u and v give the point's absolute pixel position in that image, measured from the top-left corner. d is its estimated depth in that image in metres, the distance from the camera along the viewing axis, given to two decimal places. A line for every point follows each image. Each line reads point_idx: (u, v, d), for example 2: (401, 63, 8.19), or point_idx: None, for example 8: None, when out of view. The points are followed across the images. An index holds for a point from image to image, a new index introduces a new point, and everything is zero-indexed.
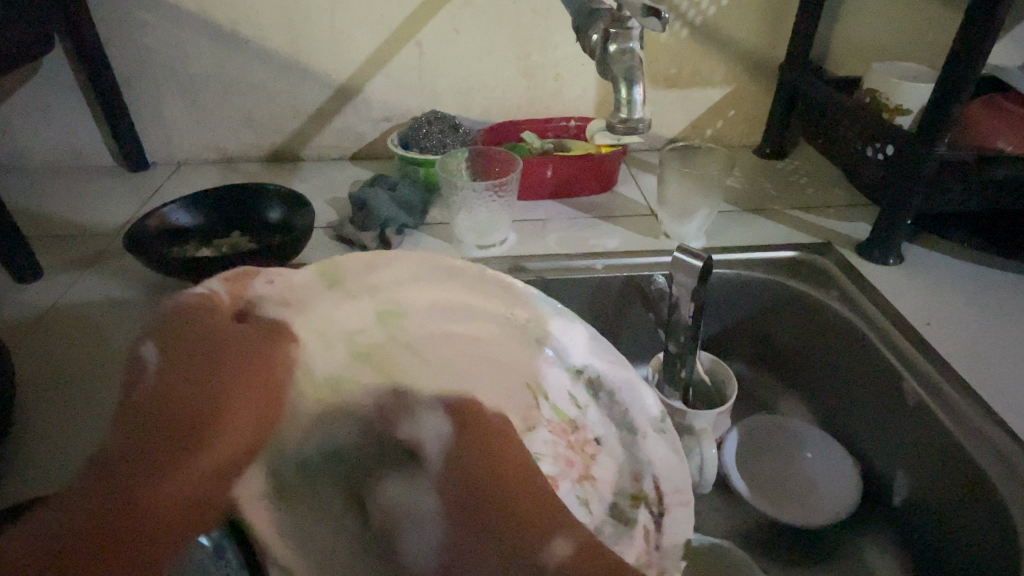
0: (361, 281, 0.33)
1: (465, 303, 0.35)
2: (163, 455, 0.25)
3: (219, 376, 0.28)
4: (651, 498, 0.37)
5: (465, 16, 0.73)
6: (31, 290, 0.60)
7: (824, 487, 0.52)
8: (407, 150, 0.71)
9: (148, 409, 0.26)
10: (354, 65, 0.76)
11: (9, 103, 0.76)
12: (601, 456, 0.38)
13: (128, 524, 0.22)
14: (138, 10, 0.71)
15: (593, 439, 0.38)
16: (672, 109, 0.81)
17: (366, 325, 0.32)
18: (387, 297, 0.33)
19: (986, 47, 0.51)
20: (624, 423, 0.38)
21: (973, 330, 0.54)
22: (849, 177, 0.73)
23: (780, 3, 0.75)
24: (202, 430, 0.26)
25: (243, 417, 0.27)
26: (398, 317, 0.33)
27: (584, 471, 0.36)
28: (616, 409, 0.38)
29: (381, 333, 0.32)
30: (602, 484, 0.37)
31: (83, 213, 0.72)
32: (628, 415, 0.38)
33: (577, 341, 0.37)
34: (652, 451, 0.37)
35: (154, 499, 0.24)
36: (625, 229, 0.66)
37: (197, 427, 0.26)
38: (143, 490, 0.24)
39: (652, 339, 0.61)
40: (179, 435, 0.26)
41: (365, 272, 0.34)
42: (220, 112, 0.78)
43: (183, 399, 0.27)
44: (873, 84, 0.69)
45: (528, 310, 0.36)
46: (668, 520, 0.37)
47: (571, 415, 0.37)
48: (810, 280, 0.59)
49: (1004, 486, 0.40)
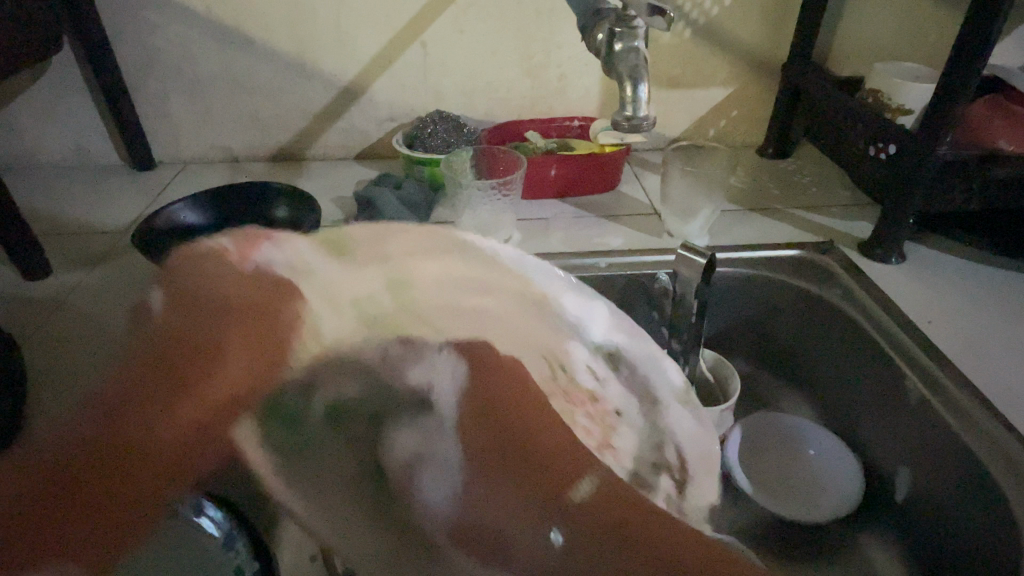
0: (371, 247, 0.36)
1: (476, 277, 0.36)
2: (153, 387, 0.28)
3: (210, 315, 0.30)
4: (674, 466, 0.34)
5: (470, 16, 0.74)
6: (40, 288, 0.61)
7: (828, 485, 0.53)
8: (412, 150, 0.71)
9: (146, 345, 0.29)
10: (360, 65, 0.76)
11: (16, 103, 0.77)
12: (623, 427, 0.35)
13: (125, 452, 0.26)
14: (145, 10, 0.72)
15: (613, 410, 0.35)
16: (675, 108, 0.82)
17: (367, 291, 0.33)
18: (391, 258, 0.35)
19: (987, 47, 0.51)
20: (645, 395, 0.37)
21: (976, 328, 0.55)
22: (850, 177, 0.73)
23: (783, 4, 0.76)
24: (194, 369, 0.28)
25: (236, 352, 0.29)
26: (408, 284, 0.34)
27: (607, 440, 0.33)
28: (636, 380, 0.37)
29: (392, 298, 0.33)
30: (624, 453, 0.34)
31: (91, 211, 0.73)
32: (653, 390, 0.37)
33: (598, 313, 0.38)
34: (674, 422, 0.36)
35: (150, 431, 0.27)
36: (629, 228, 0.67)
37: (186, 365, 0.28)
38: (141, 416, 0.27)
39: (656, 337, 0.61)
40: (167, 370, 0.28)
41: (376, 240, 0.36)
42: (226, 111, 0.79)
43: (178, 338, 0.29)
44: (876, 85, 0.69)
45: (534, 280, 0.37)
46: (692, 486, 0.34)
47: (590, 385, 0.35)
48: (813, 278, 0.59)
49: (1005, 481, 0.40)
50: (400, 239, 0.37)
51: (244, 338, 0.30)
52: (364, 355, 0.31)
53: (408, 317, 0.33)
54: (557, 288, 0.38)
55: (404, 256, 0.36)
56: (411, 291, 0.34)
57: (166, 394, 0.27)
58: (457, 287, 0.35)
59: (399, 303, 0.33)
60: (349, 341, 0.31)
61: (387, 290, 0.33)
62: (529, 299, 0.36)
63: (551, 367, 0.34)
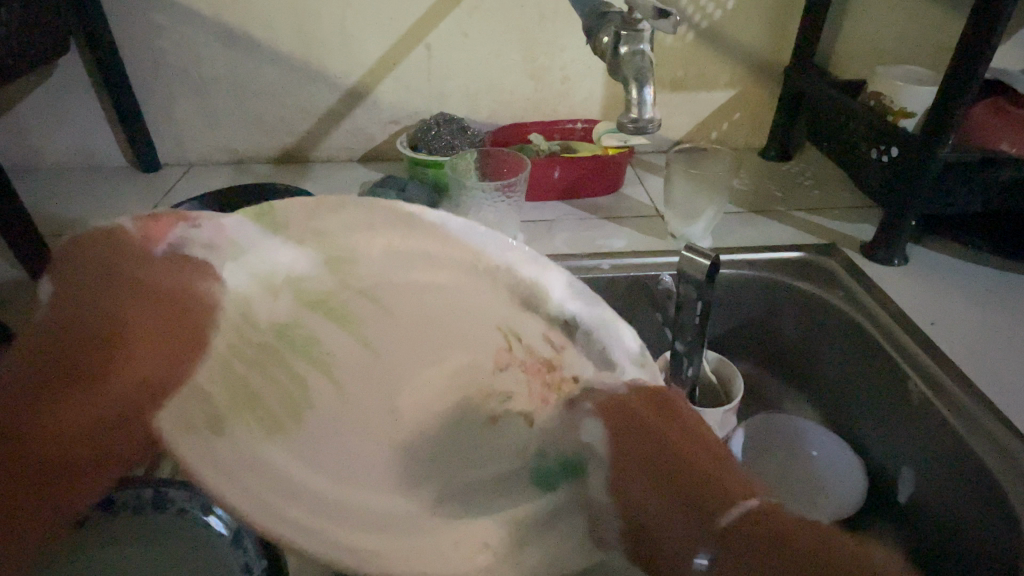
0: (307, 223, 0.40)
1: (418, 253, 0.42)
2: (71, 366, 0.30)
3: (132, 300, 0.33)
4: None
5: (474, 19, 0.74)
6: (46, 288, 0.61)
7: (831, 487, 0.53)
8: (416, 151, 0.72)
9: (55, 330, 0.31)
10: (364, 68, 0.77)
11: (22, 104, 0.77)
12: (577, 394, 0.43)
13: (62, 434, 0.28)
14: (151, 13, 0.72)
15: (572, 375, 0.42)
16: (678, 111, 0.82)
17: (307, 278, 0.41)
18: (324, 234, 0.41)
19: (990, 50, 0.52)
20: (603, 359, 0.41)
21: (978, 329, 0.55)
22: (852, 179, 0.73)
23: (785, 7, 0.76)
24: (123, 346, 0.32)
25: (169, 342, 0.33)
26: (349, 262, 0.42)
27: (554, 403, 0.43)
28: (594, 349, 0.41)
29: (332, 278, 0.42)
30: None
31: (96, 212, 0.73)
32: (610, 354, 0.41)
33: (555, 285, 0.43)
34: (631, 382, 0.39)
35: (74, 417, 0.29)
36: (632, 230, 0.67)
37: (111, 340, 0.31)
38: (72, 400, 0.29)
39: (659, 338, 0.62)
40: (93, 346, 0.31)
41: (312, 215, 0.40)
42: (231, 114, 0.79)
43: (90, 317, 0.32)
44: (878, 87, 0.69)
45: (476, 256, 0.42)
46: None
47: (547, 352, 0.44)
48: (816, 280, 0.59)
49: (1007, 481, 0.41)
50: (344, 215, 0.41)
51: (162, 336, 0.33)
52: (311, 331, 0.42)
53: (356, 297, 0.43)
54: (511, 259, 0.42)
55: (341, 235, 0.42)
56: (347, 272, 0.42)
57: (85, 391, 0.30)
58: (404, 268, 0.43)
59: (340, 282, 0.43)
60: (288, 321, 0.41)
61: (331, 274, 0.42)
62: (473, 277, 0.43)
63: (508, 340, 0.45)
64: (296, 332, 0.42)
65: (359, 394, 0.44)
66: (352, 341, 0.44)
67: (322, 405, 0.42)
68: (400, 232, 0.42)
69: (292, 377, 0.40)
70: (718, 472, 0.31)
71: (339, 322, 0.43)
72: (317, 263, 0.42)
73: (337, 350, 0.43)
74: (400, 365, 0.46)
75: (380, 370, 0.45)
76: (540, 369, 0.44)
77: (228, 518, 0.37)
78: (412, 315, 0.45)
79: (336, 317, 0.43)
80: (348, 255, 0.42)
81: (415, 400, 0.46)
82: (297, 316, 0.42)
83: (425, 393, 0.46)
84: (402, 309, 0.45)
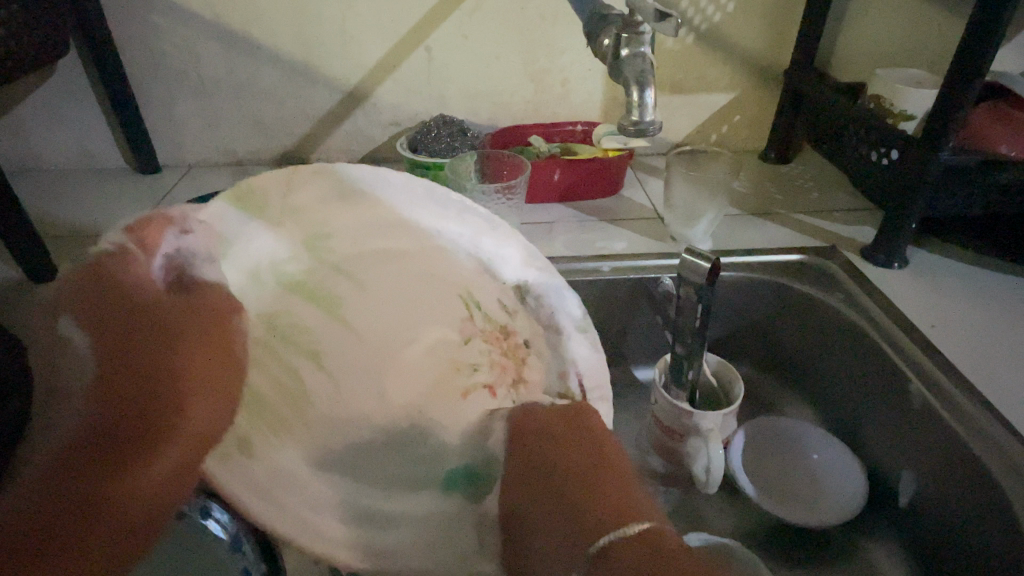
0: (280, 199, 0.38)
1: (388, 220, 0.41)
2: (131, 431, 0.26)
3: (162, 352, 0.28)
4: (575, 396, 0.44)
5: (474, 21, 0.74)
6: (45, 290, 0.61)
7: (831, 489, 0.52)
8: (416, 154, 0.72)
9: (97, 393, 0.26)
10: (364, 70, 0.77)
11: (22, 106, 0.77)
12: (533, 359, 0.45)
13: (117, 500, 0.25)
14: (151, 14, 0.72)
15: (523, 344, 0.46)
16: (678, 114, 0.82)
17: (313, 245, 0.39)
18: (296, 210, 0.39)
19: (989, 54, 0.52)
20: (550, 324, 0.47)
21: (978, 331, 0.55)
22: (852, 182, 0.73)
23: (785, 10, 0.76)
24: (162, 411, 0.27)
25: (208, 395, 0.29)
26: (326, 239, 0.39)
27: (518, 372, 0.43)
28: (543, 311, 0.47)
29: (310, 258, 0.38)
30: (536, 385, 0.44)
31: (96, 214, 0.73)
32: (558, 320, 0.47)
33: (512, 255, 0.46)
34: (575, 351, 0.46)
35: (130, 491, 0.25)
36: (632, 232, 0.67)
37: (154, 407, 0.27)
38: (118, 469, 0.25)
39: (659, 341, 0.61)
40: (138, 418, 0.26)
41: (284, 190, 0.38)
42: (232, 116, 0.79)
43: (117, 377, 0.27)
44: (878, 90, 0.69)
45: (456, 224, 0.44)
46: (595, 410, 0.44)
47: (501, 321, 0.45)
48: (816, 283, 0.59)
49: (1008, 484, 0.41)
50: (307, 191, 0.39)
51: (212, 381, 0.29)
52: (298, 321, 0.36)
53: (330, 274, 0.38)
54: (477, 229, 0.45)
55: (317, 209, 0.39)
56: (325, 245, 0.39)
57: (137, 459, 0.25)
58: (373, 232, 0.40)
59: (318, 261, 0.38)
60: (272, 308, 0.36)
61: (307, 253, 0.38)
62: (434, 246, 0.43)
63: (471, 309, 0.43)
64: (283, 323, 0.36)
65: (352, 383, 0.36)
66: (334, 323, 0.37)
67: (314, 403, 0.35)
68: (363, 202, 0.40)
69: (284, 370, 0.35)
70: (596, 485, 0.30)
71: (319, 303, 0.37)
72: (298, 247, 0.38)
73: (321, 334, 0.37)
74: (359, 365, 0.37)
75: (374, 358, 0.38)
76: (496, 333, 0.44)
77: (228, 522, 0.36)
78: (393, 287, 0.40)
79: (315, 297, 0.38)
80: (325, 231, 0.39)
81: (420, 380, 0.39)
82: (281, 300, 0.37)
83: (411, 381, 0.38)
84: (381, 286, 0.39)
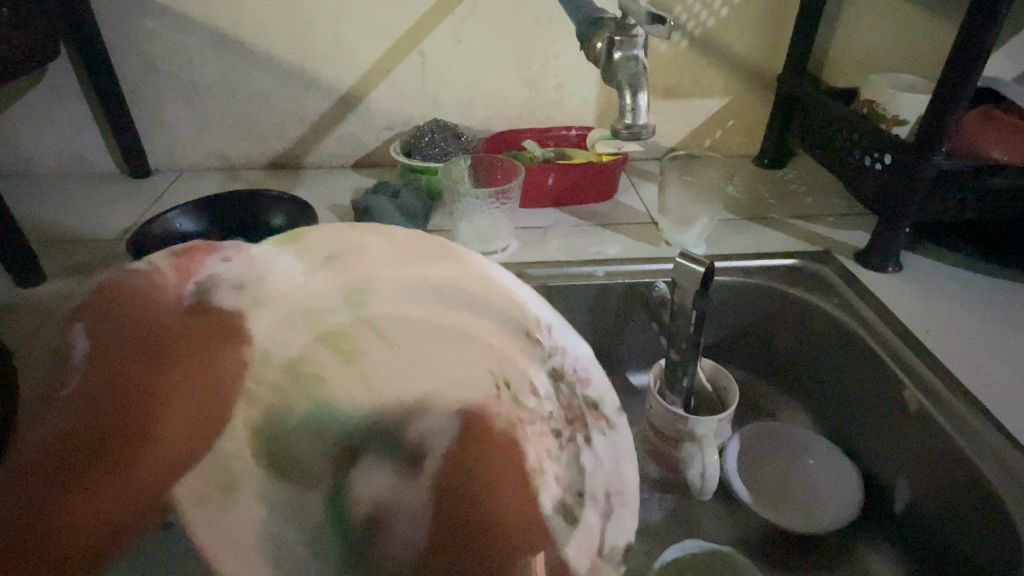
0: (378, 279, 0.32)
1: (421, 275, 0.33)
2: None
3: None
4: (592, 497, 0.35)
5: (467, 26, 0.74)
6: (33, 295, 0.60)
7: (827, 494, 0.52)
8: (410, 158, 0.71)
9: None
10: (358, 74, 0.76)
11: (12, 109, 0.76)
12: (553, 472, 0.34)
13: None
14: (143, 18, 0.72)
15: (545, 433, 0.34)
16: (672, 118, 0.82)
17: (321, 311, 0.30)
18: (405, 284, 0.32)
19: (983, 57, 0.52)
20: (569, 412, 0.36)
21: (974, 339, 0.55)
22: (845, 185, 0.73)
23: (778, 16, 0.76)
24: None
25: None
26: (364, 296, 0.31)
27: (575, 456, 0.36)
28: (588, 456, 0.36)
29: (347, 312, 0.31)
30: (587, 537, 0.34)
31: (87, 219, 0.73)
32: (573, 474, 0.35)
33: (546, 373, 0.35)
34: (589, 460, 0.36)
35: None
36: (626, 237, 0.67)
37: None
38: None
39: (654, 345, 0.61)
40: None
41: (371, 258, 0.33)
42: (224, 120, 0.79)
43: None
44: (872, 95, 0.70)
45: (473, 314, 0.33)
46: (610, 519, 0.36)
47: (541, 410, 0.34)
48: (810, 287, 0.59)
49: (1006, 492, 0.40)
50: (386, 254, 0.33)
51: None
52: (322, 379, 0.29)
53: (362, 328, 0.31)
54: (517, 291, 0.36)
55: (372, 266, 0.32)
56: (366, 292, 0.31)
57: None
58: (410, 295, 0.32)
59: (353, 316, 0.31)
60: (300, 357, 0.29)
61: (347, 306, 0.31)
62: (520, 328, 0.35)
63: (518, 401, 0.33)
64: (306, 375, 0.29)
65: (365, 474, 0.29)
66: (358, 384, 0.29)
67: (313, 494, 0.29)
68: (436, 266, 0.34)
69: (290, 446, 0.28)
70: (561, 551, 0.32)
71: (346, 359, 0.30)
72: (320, 270, 0.31)
73: (341, 399, 0.29)
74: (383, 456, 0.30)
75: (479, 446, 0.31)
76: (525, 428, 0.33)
77: None
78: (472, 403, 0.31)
79: (343, 353, 0.30)
80: (366, 288, 0.31)
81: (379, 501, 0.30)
82: (305, 356, 0.29)
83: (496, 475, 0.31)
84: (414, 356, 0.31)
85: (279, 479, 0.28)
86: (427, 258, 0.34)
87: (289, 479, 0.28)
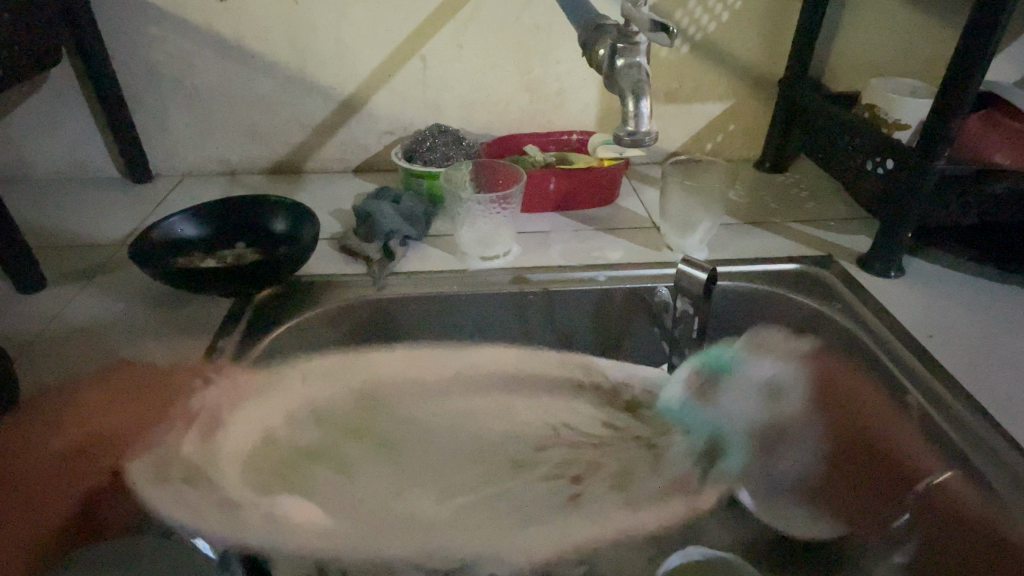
0: (378, 369, 0.55)
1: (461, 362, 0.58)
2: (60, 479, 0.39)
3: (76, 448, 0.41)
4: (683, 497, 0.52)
5: (468, 32, 0.74)
6: (34, 299, 0.60)
7: (830, 501, 0.51)
8: (411, 163, 0.71)
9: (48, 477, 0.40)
10: (359, 79, 0.76)
11: (13, 114, 0.76)
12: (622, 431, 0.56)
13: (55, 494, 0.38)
14: (145, 23, 0.72)
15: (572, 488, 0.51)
16: (674, 122, 0.82)
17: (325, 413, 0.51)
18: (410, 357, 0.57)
19: (984, 61, 0.52)
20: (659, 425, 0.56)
21: (977, 343, 0.55)
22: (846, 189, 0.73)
23: (779, 20, 0.76)
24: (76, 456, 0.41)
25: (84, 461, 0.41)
26: (367, 399, 0.54)
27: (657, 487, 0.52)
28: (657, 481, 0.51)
29: (358, 410, 0.53)
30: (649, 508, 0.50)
31: (88, 224, 0.72)
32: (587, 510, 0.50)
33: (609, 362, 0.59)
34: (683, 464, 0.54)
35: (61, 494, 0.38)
36: (628, 242, 0.67)
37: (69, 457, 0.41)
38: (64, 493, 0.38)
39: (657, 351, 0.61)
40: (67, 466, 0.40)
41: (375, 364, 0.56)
42: (225, 125, 0.79)
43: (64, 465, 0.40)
44: (873, 100, 0.70)
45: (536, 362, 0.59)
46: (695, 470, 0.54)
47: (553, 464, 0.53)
48: (813, 292, 0.59)
49: (1011, 498, 0.40)
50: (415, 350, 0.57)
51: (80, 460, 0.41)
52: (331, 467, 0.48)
53: (378, 412, 0.54)
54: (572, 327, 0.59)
55: (367, 370, 0.55)
56: (374, 387, 0.54)
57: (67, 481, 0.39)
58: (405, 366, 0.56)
59: (367, 410, 0.53)
60: (309, 446, 0.49)
61: (353, 400, 0.53)
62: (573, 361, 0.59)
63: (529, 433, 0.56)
64: (322, 454, 0.49)
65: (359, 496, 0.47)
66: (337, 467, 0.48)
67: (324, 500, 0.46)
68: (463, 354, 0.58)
69: (307, 479, 0.47)
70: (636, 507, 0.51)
71: (376, 412, 0.54)
72: (315, 380, 0.52)
73: (351, 459, 0.50)
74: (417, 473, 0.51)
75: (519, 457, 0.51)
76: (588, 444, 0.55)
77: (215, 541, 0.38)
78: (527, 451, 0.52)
79: (358, 433, 0.52)
80: (372, 377, 0.55)
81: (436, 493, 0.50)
82: (324, 444, 0.50)
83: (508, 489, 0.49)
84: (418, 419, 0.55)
85: (289, 485, 0.46)
86: (437, 344, 0.58)
87: (274, 488, 0.44)
